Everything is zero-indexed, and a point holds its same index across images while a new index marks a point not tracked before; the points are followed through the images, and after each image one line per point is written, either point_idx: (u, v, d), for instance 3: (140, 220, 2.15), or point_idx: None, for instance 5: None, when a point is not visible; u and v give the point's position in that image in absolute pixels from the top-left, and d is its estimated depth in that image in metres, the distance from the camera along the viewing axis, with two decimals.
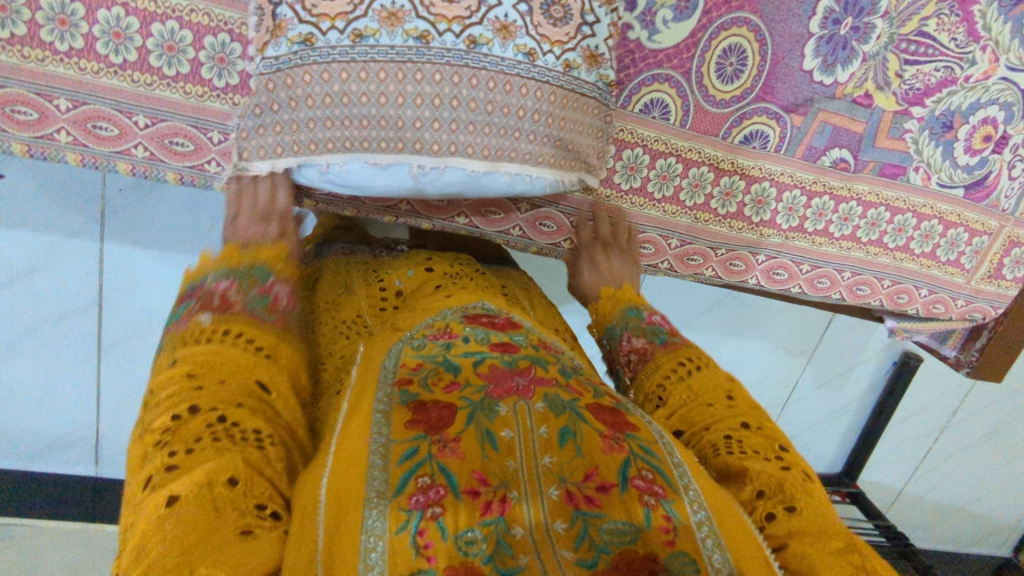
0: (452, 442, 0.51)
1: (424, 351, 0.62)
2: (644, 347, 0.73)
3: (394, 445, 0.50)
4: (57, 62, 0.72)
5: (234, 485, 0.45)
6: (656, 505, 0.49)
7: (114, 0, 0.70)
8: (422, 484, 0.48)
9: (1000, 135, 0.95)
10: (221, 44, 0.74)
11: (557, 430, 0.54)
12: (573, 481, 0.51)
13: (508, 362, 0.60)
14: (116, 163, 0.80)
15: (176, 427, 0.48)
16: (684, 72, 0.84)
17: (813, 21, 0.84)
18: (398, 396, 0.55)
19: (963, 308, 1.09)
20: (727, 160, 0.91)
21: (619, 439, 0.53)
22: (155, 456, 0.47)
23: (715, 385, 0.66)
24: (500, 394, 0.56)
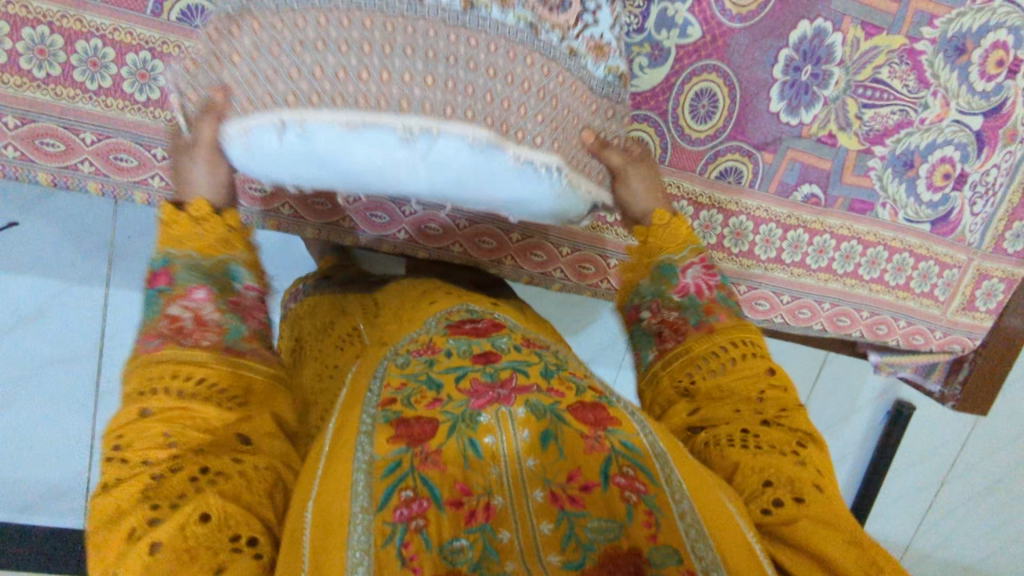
0: (434, 454, 0.54)
1: (407, 370, 0.63)
2: (677, 322, 0.71)
3: (378, 461, 0.53)
4: (86, 99, 0.79)
5: (207, 521, 0.46)
6: (637, 501, 0.54)
7: (142, 45, 0.78)
8: (405, 497, 0.51)
9: (958, 173, 1.02)
10: None
11: (539, 432, 0.58)
12: (558, 482, 0.55)
13: (489, 373, 0.61)
14: (133, 193, 0.86)
15: (155, 478, 0.48)
16: (660, 111, 0.92)
17: (775, 69, 0.93)
18: (381, 416, 0.57)
19: (942, 339, 1.13)
20: (704, 195, 0.98)
21: (600, 438, 0.57)
22: (134, 509, 0.46)
23: (751, 385, 0.64)
24: (481, 405, 0.58)
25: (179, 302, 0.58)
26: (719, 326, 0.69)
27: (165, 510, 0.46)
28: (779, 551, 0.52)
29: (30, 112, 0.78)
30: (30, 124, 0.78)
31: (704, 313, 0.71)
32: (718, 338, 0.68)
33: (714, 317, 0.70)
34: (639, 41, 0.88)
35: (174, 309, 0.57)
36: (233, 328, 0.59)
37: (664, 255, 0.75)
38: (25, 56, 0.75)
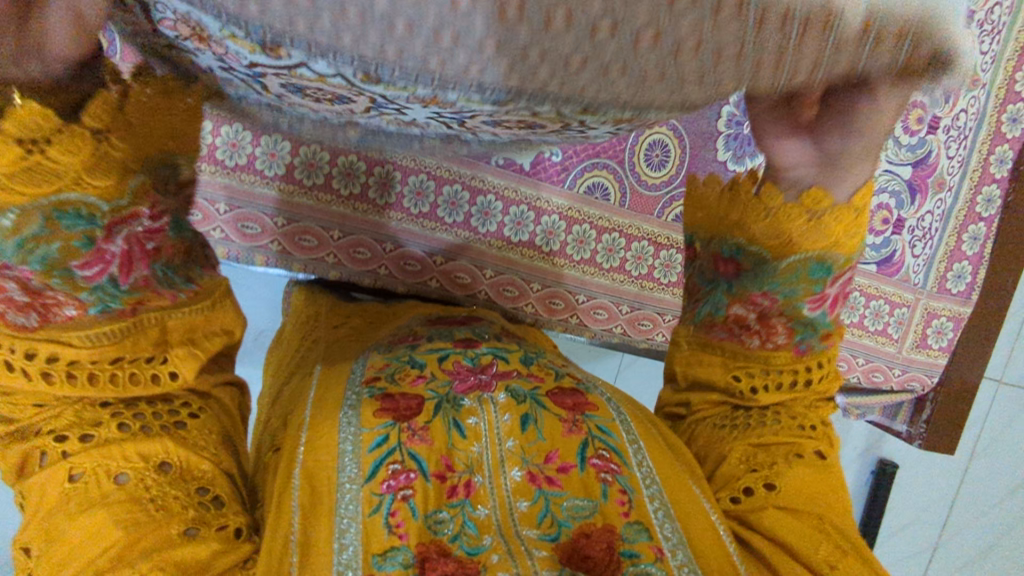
0: (421, 430, 0.57)
1: (390, 353, 0.69)
2: (784, 342, 0.58)
3: (365, 434, 0.56)
4: None
5: (166, 470, 0.46)
6: (612, 480, 0.56)
7: None
8: (393, 470, 0.54)
9: (896, 219, 1.12)
10: (273, 142, 0.89)
11: (519, 416, 0.60)
12: (535, 462, 0.56)
13: (470, 357, 0.67)
14: None
15: (49, 407, 0.43)
16: (619, 159, 1.00)
17: (719, 122, 1.01)
18: (366, 392, 0.62)
19: (901, 376, 1.18)
20: (663, 235, 1.06)
21: (577, 421, 0.60)
22: (35, 438, 0.43)
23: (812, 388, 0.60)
24: (464, 388, 0.63)
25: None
26: (817, 351, 0.59)
27: (77, 443, 0.43)
28: (746, 531, 0.55)
29: None
30: None
31: (818, 337, 0.58)
32: (805, 359, 0.59)
33: (822, 343, 0.58)
34: None
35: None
36: (94, 299, 0.42)
37: (822, 251, 0.53)
38: None
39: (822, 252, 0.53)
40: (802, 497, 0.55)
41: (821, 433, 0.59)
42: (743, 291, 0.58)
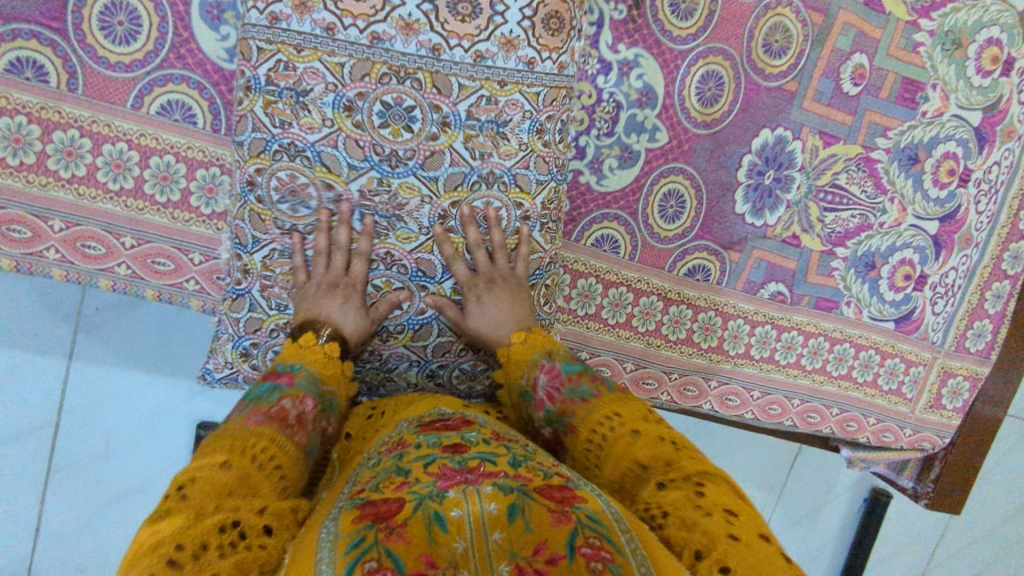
0: (400, 527, 0.48)
1: (378, 466, 0.60)
2: (553, 434, 0.70)
3: (342, 538, 0.48)
4: (59, 186, 0.80)
5: None
6: (604, 569, 0.45)
7: (120, 137, 0.80)
8: (368, 568, 0.44)
9: (918, 275, 1.06)
10: (166, 164, 0.82)
11: (506, 506, 0.50)
12: (523, 556, 0.46)
13: (458, 461, 0.57)
14: (0, 258, 0.82)
15: (194, 522, 0.47)
16: (630, 212, 0.95)
17: (739, 172, 0.97)
18: (349, 504, 0.53)
19: (912, 436, 1.13)
20: (674, 291, 0.99)
21: (566, 512, 0.50)
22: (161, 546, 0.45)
23: (628, 460, 0.60)
24: (449, 484, 0.53)
25: (293, 402, 0.63)
26: (579, 419, 0.66)
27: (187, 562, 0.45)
28: None
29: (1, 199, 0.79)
30: (1, 211, 0.80)
31: (562, 408, 0.69)
32: (583, 434, 0.65)
33: (569, 415, 0.68)
34: (609, 144, 0.93)
35: (285, 403, 0.62)
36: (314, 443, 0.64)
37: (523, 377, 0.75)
38: (1, 145, 0.77)
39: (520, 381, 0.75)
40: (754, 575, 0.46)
41: (713, 503, 0.53)
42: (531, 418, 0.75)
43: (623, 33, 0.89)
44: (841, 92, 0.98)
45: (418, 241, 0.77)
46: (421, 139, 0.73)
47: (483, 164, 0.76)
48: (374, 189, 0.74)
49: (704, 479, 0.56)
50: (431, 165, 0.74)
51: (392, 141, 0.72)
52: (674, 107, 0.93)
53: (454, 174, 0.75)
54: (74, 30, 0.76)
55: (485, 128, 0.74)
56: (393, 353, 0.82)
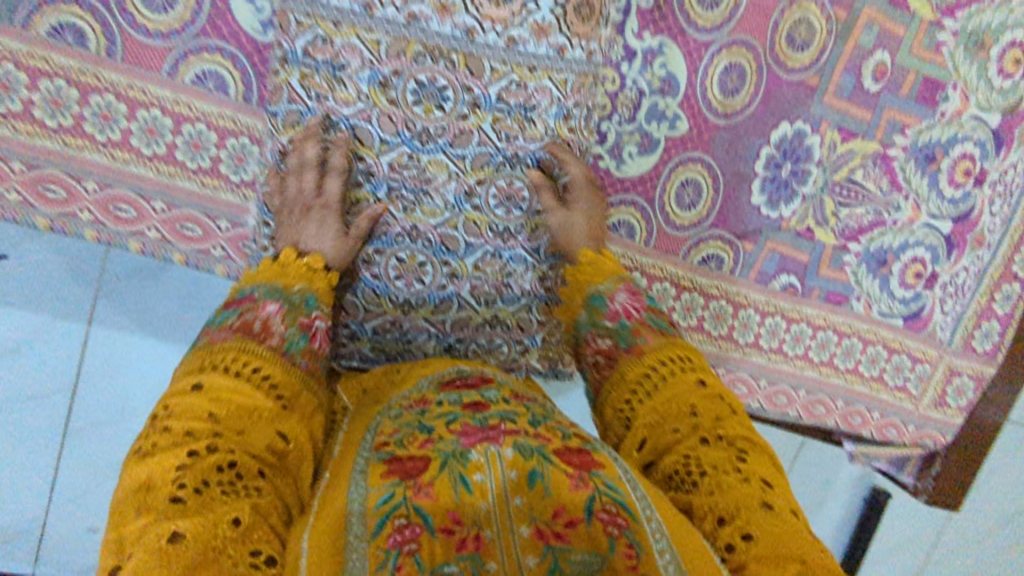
0: (427, 485, 0.50)
1: (401, 420, 0.62)
2: (610, 349, 0.73)
3: (371, 494, 0.50)
4: (94, 149, 0.82)
5: (237, 525, 0.46)
6: (621, 535, 0.48)
7: (154, 103, 0.82)
8: (398, 525, 0.47)
9: (929, 273, 1.07)
10: (197, 132, 0.84)
11: (526, 472, 0.52)
12: (543, 519, 0.49)
13: (479, 419, 0.59)
14: (35, 217, 0.83)
15: (191, 461, 0.49)
16: (648, 199, 0.97)
17: (757, 164, 0.98)
18: (375, 458, 0.55)
19: (915, 433, 1.15)
20: (686, 277, 1.01)
21: (584, 478, 0.52)
22: (164, 487, 0.47)
23: (682, 403, 0.64)
24: (472, 442, 0.55)
25: (253, 312, 0.63)
26: (648, 347, 0.71)
27: (192, 495, 0.47)
28: None
29: (37, 158, 0.81)
30: (36, 171, 0.82)
31: (634, 333, 0.73)
32: (648, 362, 0.69)
33: (639, 339, 0.72)
34: (630, 130, 0.94)
35: (248, 316, 0.63)
36: (294, 339, 0.64)
37: (596, 286, 0.78)
38: (40, 106, 0.80)
39: (595, 287, 0.78)
40: (777, 541, 0.49)
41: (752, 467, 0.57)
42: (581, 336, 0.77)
43: (649, 21, 0.91)
44: (863, 89, 0.99)
45: (443, 216, 0.80)
46: (451, 118, 0.77)
47: (508, 145, 0.80)
48: (403, 163, 0.78)
49: (748, 449, 0.59)
50: (459, 143, 0.78)
51: (424, 118, 0.76)
52: (695, 97, 0.94)
53: (481, 154, 0.79)
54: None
55: (513, 112, 0.78)
56: (414, 326, 0.85)
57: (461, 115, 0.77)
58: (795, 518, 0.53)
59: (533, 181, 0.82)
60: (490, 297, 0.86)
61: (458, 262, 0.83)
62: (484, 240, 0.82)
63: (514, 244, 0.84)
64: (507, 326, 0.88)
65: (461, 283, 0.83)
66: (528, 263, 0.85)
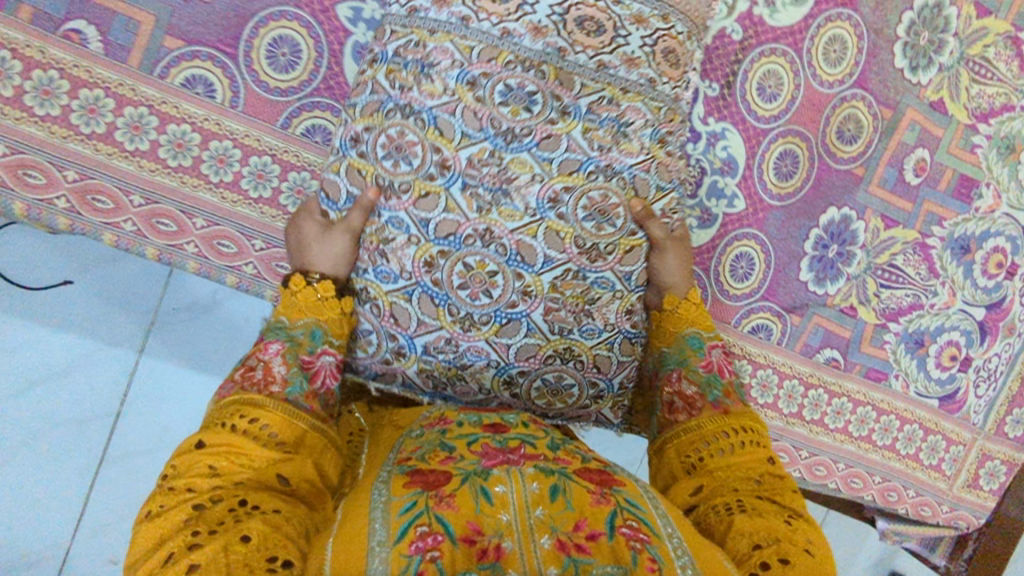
0: (449, 496, 0.54)
1: (425, 439, 0.67)
2: (695, 394, 0.80)
3: (394, 501, 0.54)
4: (207, 189, 0.89)
5: (249, 546, 0.52)
6: (643, 549, 0.51)
7: (266, 152, 0.90)
8: (421, 532, 0.51)
9: (964, 356, 1.13)
10: (302, 180, 0.91)
11: (547, 487, 0.56)
12: (565, 531, 0.52)
13: (500, 440, 0.64)
14: (147, 247, 0.89)
15: (199, 512, 0.56)
16: (704, 267, 1.04)
17: (807, 243, 1.05)
18: (397, 471, 0.60)
19: (949, 513, 1.17)
20: (737, 345, 1.06)
21: (605, 494, 0.57)
22: (179, 535, 0.54)
23: (753, 462, 0.71)
24: (492, 463, 0.60)
25: (256, 359, 0.72)
26: (734, 412, 0.77)
27: (205, 535, 0.54)
28: None
29: (155, 194, 0.88)
30: (152, 205, 0.88)
31: (724, 393, 0.81)
32: (729, 423, 0.75)
33: (728, 399, 0.80)
34: (691, 205, 1.02)
35: (251, 362, 0.72)
36: (295, 384, 0.71)
37: (694, 331, 0.87)
38: (164, 148, 0.87)
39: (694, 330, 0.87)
40: None
41: (798, 525, 0.63)
42: (665, 370, 0.85)
43: (714, 108, 1.00)
44: (904, 181, 1.07)
45: (522, 220, 0.80)
46: (539, 120, 0.79)
47: (602, 156, 0.80)
48: (483, 159, 0.78)
49: (795, 514, 0.65)
50: (547, 147, 0.79)
51: (511, 118, 0.78)
52: (753, 179, 1.03)
53: (568, 160, 0.80)
54: (245, 56, 0.87)
55: (605, 123, 0.80)
56: (471, 346, 0.83)
57: (549, 120, 0.79)
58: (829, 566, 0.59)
59: (628, 201, 0.82)
60: (564, 325, 0.84)
61: (534, 277, 0.82)
62: (568, 257, 0.81)
63: (603, 266, 0.83)
64: (582, 363, 0.87)
65: (534, 302, 0.82)
66: (615, 290, 0.85)
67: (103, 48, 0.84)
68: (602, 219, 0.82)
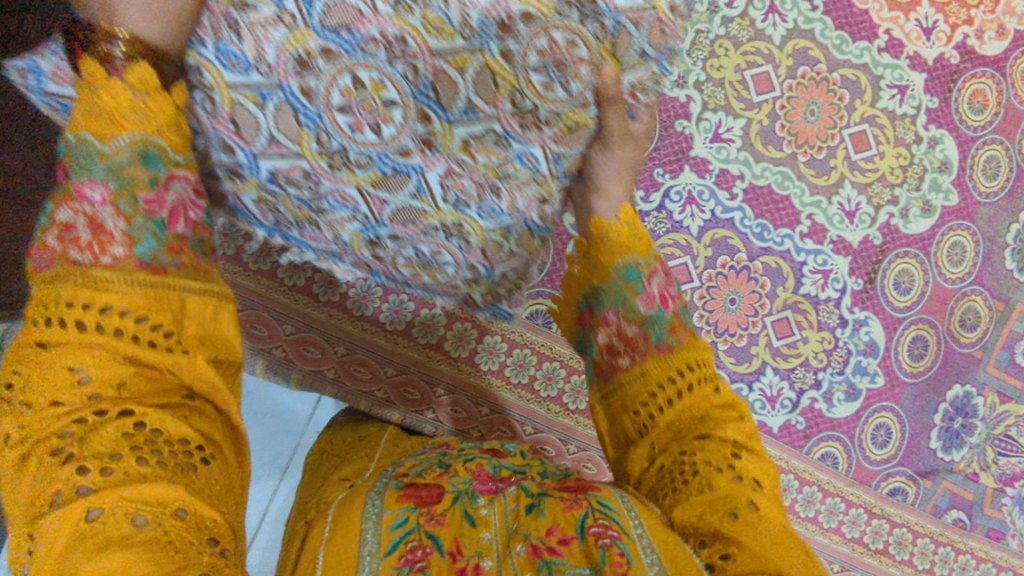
0: (439, 514, 0.62)
1: (423, 460, 0.74)
2: (636, 334, 0.68)
3: (386, 515, 0.60)
4: (450, 363, 1.03)
5: (183, 516, 0.46)
6: (612, 545, 0.55)
7: (497, 332, 1.04)
8: (410, 546, 0.57)
9: None
10: (523, 355, 1.05)
11: (524, 505, 0.63)
12: (538, 537, 0.58)
13: (493, 467, 0.70)
14: (390, 413, 1.00)
15: (83, 433, 0.46)
16: (850, 435, 1.18)
17: (936, 415, 1.21)
18: (392, 485, 0.66)
19: None
20: (878, 506, 1.19)
21: (578, 499, 0.61)
22: (59, 469, 0.45)
23: (698, 406, 0.63)
24: (482, 489, 0.66)
25: (77, 203, 0.53)
26: (679, 347, 0.67)
27: (98, 476, 0.45)
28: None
29: (408, 369, 1.01)
30: (402, 377, 1.01)
31: (669, 331, 0.68)
32: (673, 364, 0.65)
33: (674, 337, 0.68)
34: (839, 380, 1.18)
35: (70, 212, 0.53)
36: (145, 241, 0.54)
37: (627, 258, 0.71)
38: (417, 328, 1.01)
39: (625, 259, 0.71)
40: None
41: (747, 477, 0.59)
42: (599, 308, 0.71)
43: (859, 300, 1.17)
44: (1015, 362, 1.24)
45: (450, 41, 0.62)
46: None
47: None
48: None
49: (748, 451, 0.61)
50: None
51: None
52: (890, 359, 1.19)
53: None
54: None
55: None
56: (337, 189, 0.72)
57: None
58: (777, 517, 0.57)
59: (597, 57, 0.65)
60: (463, 194, 0.74)
61: (445, 126, 0.68)
62: (495, 112, 0.67)
63: (533, 140, 0.70)
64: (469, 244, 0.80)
65: (434, 158, 0.71)
66: (538, 173, 0.73)
67: None
68: (558, 74, 0.65)
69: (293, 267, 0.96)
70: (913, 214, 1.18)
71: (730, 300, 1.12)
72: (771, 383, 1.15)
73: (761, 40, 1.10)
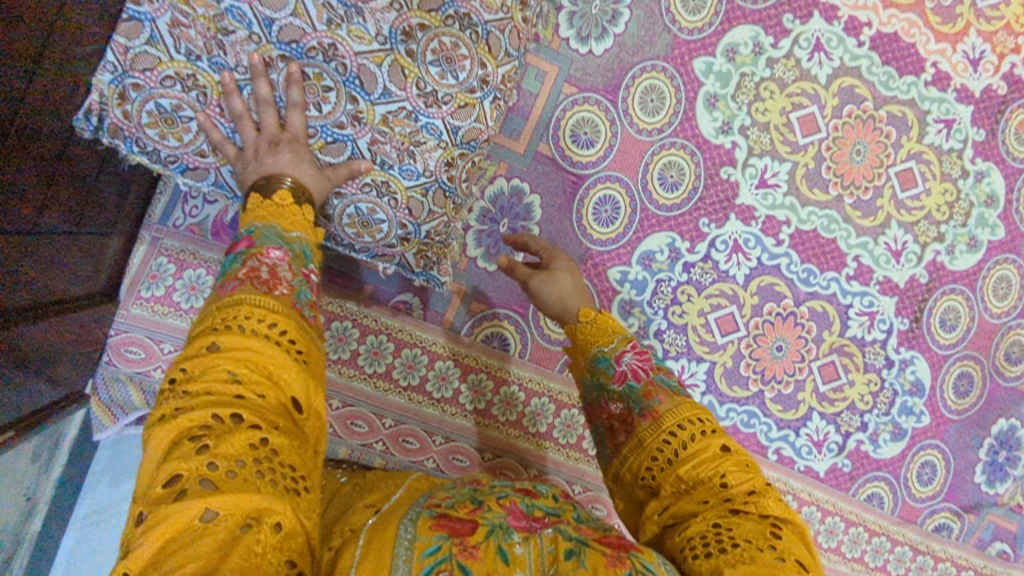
0: (474, 547, 0.45)
1: (450, 492, 0.55)
2: (624, 412, 0.60)
3: (419, 541, 0.45)
4: (499, 424, 1.01)
5: (277, 531, 0.38)
6: None
7: (547, 395, 1.03)
8: None
9: None
10: (571, 416, 1.03)
11: (564, 549, 0.46)
12: None
13: (527, 504, 0.51)
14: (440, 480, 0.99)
15: (216, 430, 0.41)
16: (895, 474, 1.17)
17: (981, 449, 1.21)
18: (424, 512, 0.50)
19: None
20: (923, 542, 1.19)
21: (622, 558, 0.45)
22: (192, 458, 0.39)
23: (710, 471, 0.52)
24: (518, 525, 0.47)
25: (258, 258, 0.54)
26: (667, 409, 0.58)
27: (222, 478, 0.39)
28: None
29: (455, 434, 0.99)
30: (451, 442, 0.99)
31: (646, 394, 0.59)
32: (666, 427, 0.56)
33: (653, 401, 0.59)
34: (885, 421, 1.16)
35: (252, 263, 0.54)
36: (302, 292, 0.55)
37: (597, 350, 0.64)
38: (464, 394, 0.99)
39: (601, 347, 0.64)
40: None
41: (785, 545, 0.46)
42: (590, 400, 0.64)
43: (905, 339, 1.15)
44: None
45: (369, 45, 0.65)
46: None
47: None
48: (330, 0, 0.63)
49: (781, 521, 0.49)
50: None
51: None
52: (936, 397, 1.18)
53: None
54: (534, 315, 1.01)
55: None
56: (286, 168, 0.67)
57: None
58: None
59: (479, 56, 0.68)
60: (387, 160, 0.71)
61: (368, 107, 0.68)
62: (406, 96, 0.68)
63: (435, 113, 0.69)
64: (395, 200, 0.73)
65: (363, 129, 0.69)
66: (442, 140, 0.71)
67: (424, 315, 0.98)
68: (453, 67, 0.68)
69: (338, 339, 0.94)
70: (960, 249, 1.16)
71: (776, 347, 1.11)
72: (817, 428, 1.14)
73: (806, 81, 1.06)
